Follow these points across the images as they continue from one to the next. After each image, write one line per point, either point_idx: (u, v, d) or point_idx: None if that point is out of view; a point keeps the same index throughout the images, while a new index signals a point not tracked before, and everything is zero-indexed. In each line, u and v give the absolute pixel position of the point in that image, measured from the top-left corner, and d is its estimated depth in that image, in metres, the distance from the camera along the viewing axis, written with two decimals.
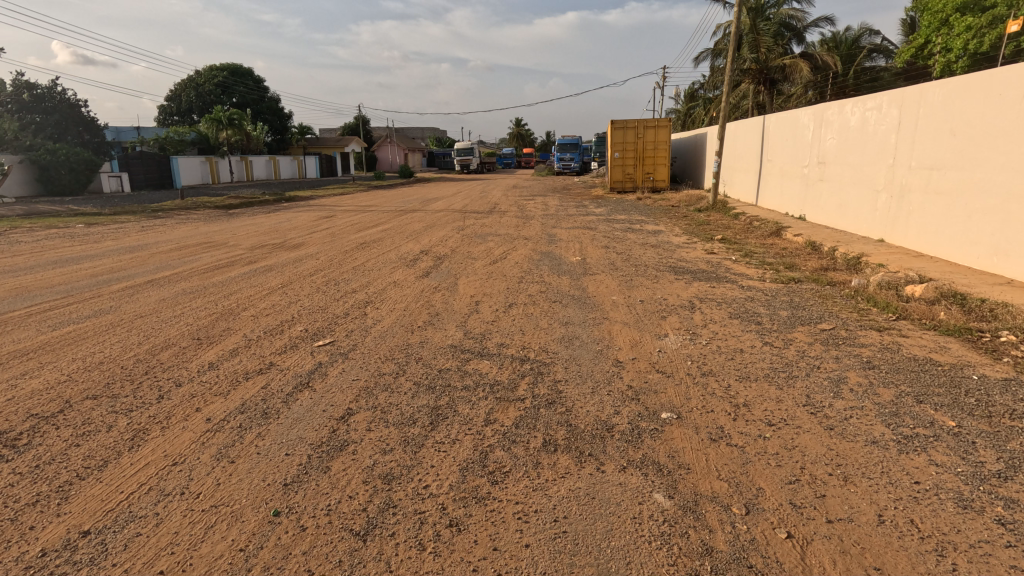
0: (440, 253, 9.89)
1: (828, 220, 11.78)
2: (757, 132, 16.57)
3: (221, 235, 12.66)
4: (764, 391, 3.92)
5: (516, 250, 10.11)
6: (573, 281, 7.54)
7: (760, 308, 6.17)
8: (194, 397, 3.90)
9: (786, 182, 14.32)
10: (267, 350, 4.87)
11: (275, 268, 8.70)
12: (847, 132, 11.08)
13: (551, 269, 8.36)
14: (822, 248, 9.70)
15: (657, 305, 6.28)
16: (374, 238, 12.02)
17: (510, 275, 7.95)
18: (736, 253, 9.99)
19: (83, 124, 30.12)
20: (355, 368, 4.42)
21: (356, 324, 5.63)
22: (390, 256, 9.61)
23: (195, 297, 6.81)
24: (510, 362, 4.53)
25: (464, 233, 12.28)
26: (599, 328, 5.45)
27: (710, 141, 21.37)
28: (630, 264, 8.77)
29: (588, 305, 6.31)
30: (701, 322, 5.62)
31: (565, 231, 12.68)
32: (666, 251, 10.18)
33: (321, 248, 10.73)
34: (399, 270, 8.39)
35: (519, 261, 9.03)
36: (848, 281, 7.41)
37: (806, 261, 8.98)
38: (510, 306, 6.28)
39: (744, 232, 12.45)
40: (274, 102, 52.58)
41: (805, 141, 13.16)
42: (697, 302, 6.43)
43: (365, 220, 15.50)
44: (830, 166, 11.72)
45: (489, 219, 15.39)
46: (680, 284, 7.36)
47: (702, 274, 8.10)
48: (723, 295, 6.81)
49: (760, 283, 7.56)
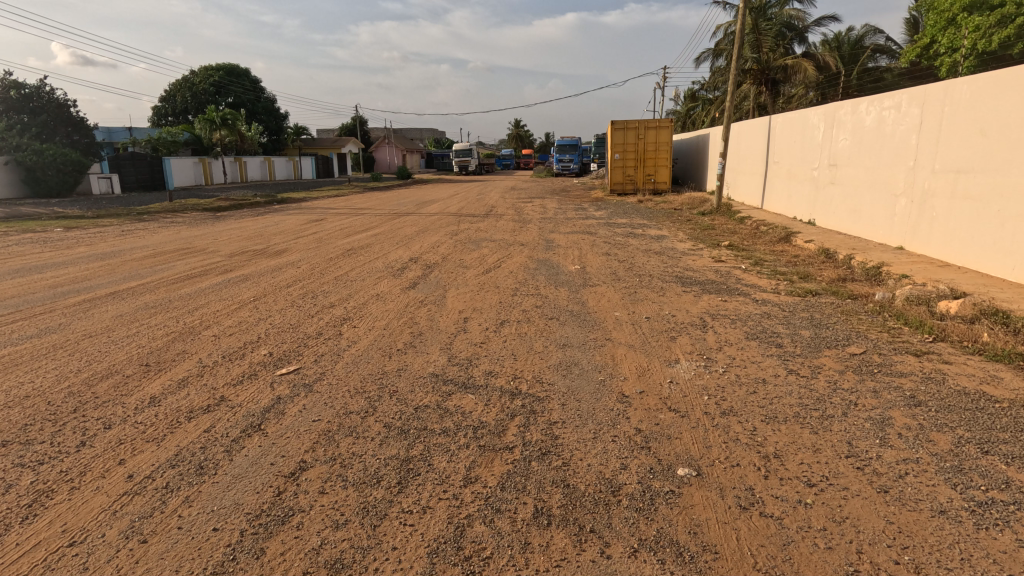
0: (430, 261, 9.30)
1: (841, 225, 11.18)
2: (763, 132, 15.98)
3: (202, 240, 12.07)
4: (796, 437, 3.31)
5: (511, 258, 9.51)
6: (572, 294, 6.93)
7: (779, 327, 5.57)
8: (121, 445, 3.28)
9: (794, 184, 13.71)
10: (222, 381, 4.25)
11: (252, 278, 8.11)
12: (861, 133, 10.48)
13: (548, 280, 7.76)
14: (837, 256, 9.10)
15: (664, 323, 5.68)
16: (363, 244, 11.41)
17: (503, 286, 7.36)
18: (746, 262, 9.39)
19: (73, 125, 29.52)
20: (318, 406, 3.80)
21: (328, 347, 5.02)
22: (377, 265, 9.00)
23: (156, 313, 6.19)
24: (498, 396, 3.92)
25: (457, 239, 11.70)
26: (601, 352, 4.84)
27: (712, 142, 20.77)
28: (633, 273, 8.17)
29: (588, 323, 5.70)
30: (715, 345, 5.01)
31: (564, 236, 12.09)
32: (671, 258, 9.58)
33: (304, 255, 10.12)
34: (384, 280, 7.78)
35: (514, 270, 8.44)
36: (871, 294, 6.81)
37: (822, 270, 8.37)
38: (502, 324, 5.68)
39: (752, 238, 11.86)
40: (269, 103, 52.00)
41: (814, 142, 12.59)
42: (708, 320, 5.83)
43: (355, 224, 14.91)
44: (843, 168, 11.13)
45: (485, 223, 14.81)
46: (688, 298, 6.76)
47: (711, 285, 7.50)
48: (737, 310, 6.21)
49: (774, 296, 6.95)
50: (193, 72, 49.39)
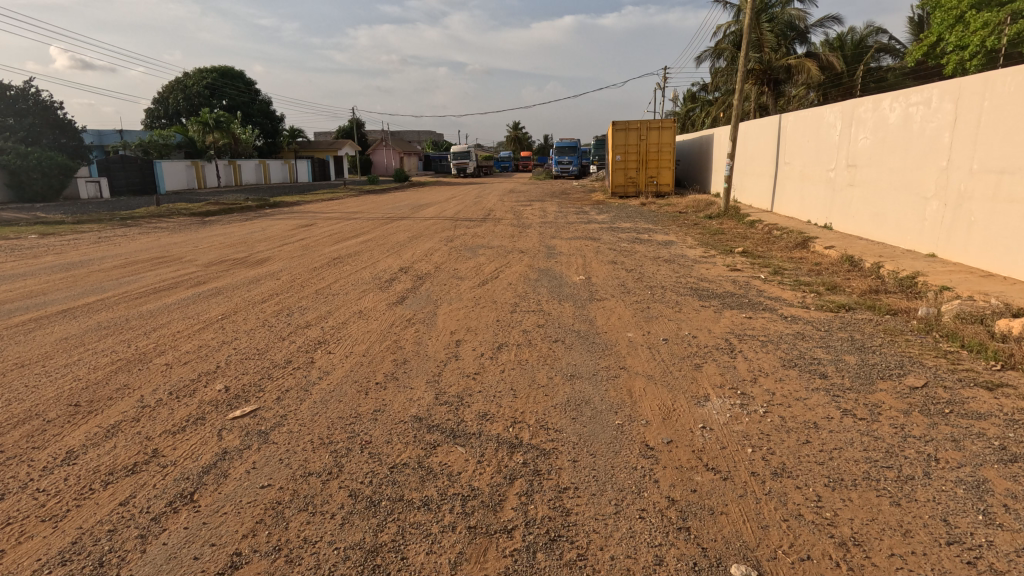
0: (422, 271, 8.58)
1: (862, 230, 10.48)
2: (773, 132, 15.31)
3: (182, 248, 11.34)
4: (875, 513, 2.59)
5: (510, 267, 8.79)
6: (577, 310, 6.22)
7: (819, 351, 4.84)
8: (5, 528, 2.53)
9: (808, 186, 13.00)
10: (159, 428, 3.50)
11: (224, 291, 7.37)
12: (884, 131, 9.79)
13: (551, 293, 7.05)
14: (863, 265, 8.39)
15: (685, 347, 4.95)
16: (351, 252, 10.67)
17: (501, 301, 6.64)
18: (764, 270, 8.67)
19: (60, 127, 28.77)
20: (270, 464, 3.05)
21: (295, 379, 4.28)
22: (365, 276, 8.28)
23: (107, 334, 5.46)
24: (494, 450, 3.19)
25: (453, 245, 10.98)
26: (616, 386, 4.11)
27: (717, 143, 20.08)
28: (643, 284, 7.45)
29: (597, 347, 4.97)
30: (748, 376, 4.28)
31: (566, 243, 11.37)
32: (683, 267, 8.86)
33: (287, 264, 9.39)
34: (369, 294, 7.07)
35: (513, 281, 7.72)
36: (913, 309, 6.09)
37: (849, 281, 7.67)
38: (500, 348, 4.96)
39: (766, 243, 11.15)
40: (264, 105, 51.27)
41: (830, 141, 11.89)
42: (736, 343, 5.10)
43: (345, 230, 14.19)
44: (864, 169, 10.44)
45: (482, 228, 14.09)
46: (708, 314, 6.04)
47: (732, 298, 6.78)
48: (765, 330, 5.49)
49: (804, 311, 6.23)
50: (187, 73, 48.70)
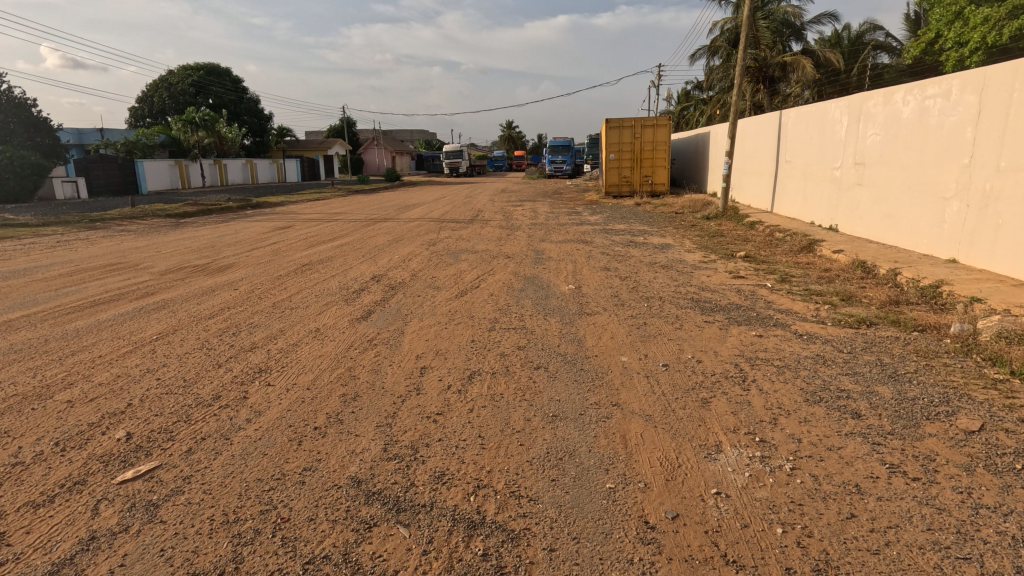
0: (396, 279, 7.82)
1: (872, 232, 9.80)
2: (773, 129, 14.62)
3: (143, 253, 10.54)
4: None
5: (493, 275, 8.04)
6: (564, 327, 5.46)
7: (846, 380, 4.11)
8: None
9: (811, 185, 12.31)
10: (19, 500, 2.72)
11: (171, 304, 6.59)
12: (896, 126, 9.11)
13: (535, 305, 6.31)
14: (879, 272, 7.68)
15: (688, 376, 4.20)
16: (324, 257, 9.90)
17: (479, 315, 5.89)
18: (770, 278, 7.96)
19: (35, 125, 27.82)
20: (145, 560, 2.28)
21: (217, 424, 3.50)
22: (333, 285, 7.51)
23: (14, 360, 4.68)
24: (448, 534, 2.44)
25: (434, 250, 10.24)
26: (607, 430, 3.37)
27: (714, 141, 19.36)
28: (639, 295, 6.72)
29: (586, 376, 4.22)
30: (766, 415, 3.55)
31: (556, 247, 10.62)
32: (681, 274, 8.13)
33: (251, 272, 8.62)
34: (332, 308, 6.31)
35: (495, 291, 6.98)
36: (944, 325, 5.37)
37: (865, 290, 6.98)
38: (472, 377, 4.21)
39: (769, 247, 10.47)
40: (252, 104, 50.32)
41: (835, 138, 11.21)
42: (748, 369, 4.36)
43: (323, 232, 13.41)
44: (873, 167, 9.76)
45: (468, 231, 13.33)
46: (713, 332, 5.30)
47: (738, 311, 6.05)
48: (779, 352, 4.76)
49: (820, 328, 5.50)
50: (172, 71, 47.66)
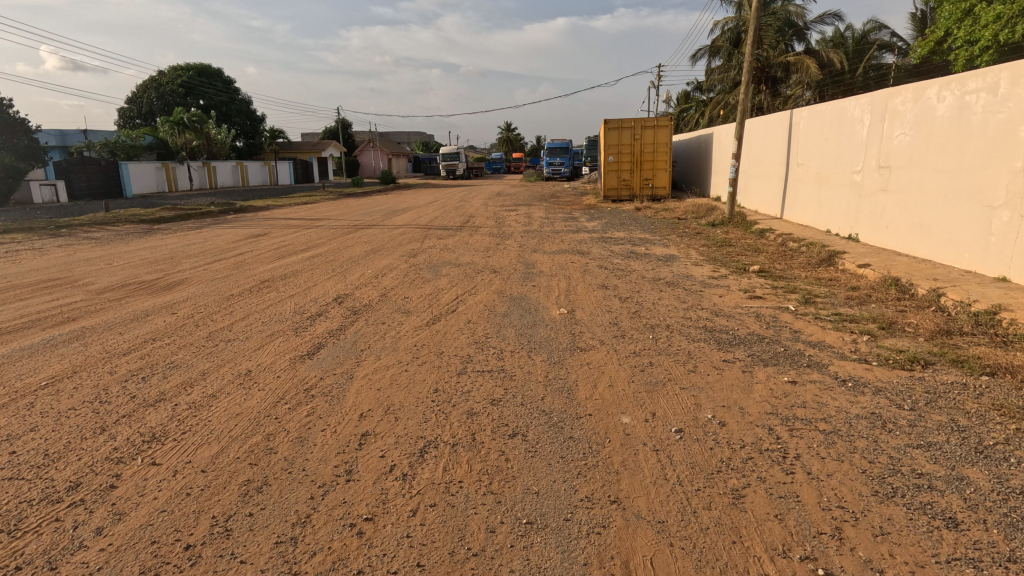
0: (361, 301, 6.80)
1: (900, 243, 8.80)
2: (783, 129, 13.64)
3: (92, 266, 9.53)
4: None
5: (475, 295, 7.02)
6: (551, 370, 4.44)
7: (921, 459, 3.08)
8: None
9: (828, 191, 11.31)
10: None
11: (87, 334, 5.55)
12: (930, 124, 8.13)
13: (519, 337, 5.30)
14: (917, 293, 6.69)
15: (710, 451, 3.17)
16: (291, 271, 8.88)
17: (449, 352, 4.88)
18: (792, 298, 6.95)
19: (12, 126, 26.78)
20: None
21: (51, 538, 2.47)
22: (286, 309, 6.48)
23: None
24: None
25: (413, 263, 9.23)
26: (603, 555, 2.36)
27: (719, 142, 18.34)
28: (643, 323, 5.70)
29: (576, 451, 3.20)
30: (825, 525, 2.53)
31: (548, 258, 9.63)
32: (689, 293, 7.14)
33: (202, 290, 7.61)
34: (278, 340, 5.30)
35: (473, 317, 5.98)
36: (1019, 367, 4.33)
37: (906, 316, 5.96)
38: (423, 454, 3.18)
39: (784, 259, 9.47)
40: (244, 105, 49.42)
41: (855, 139, 10.22)
42: (787, 437, 3.35)
43: (299, 241, 12.43)
44: (901, 171, 8.77)
45: (455, 239, 12.31)
46: (734, 377, 4.28)
47: (760, 346, 5.05)
48: (822, 409, 3.74)
49: (865, 369, 4.49)
50: (162, 72, 46.74)
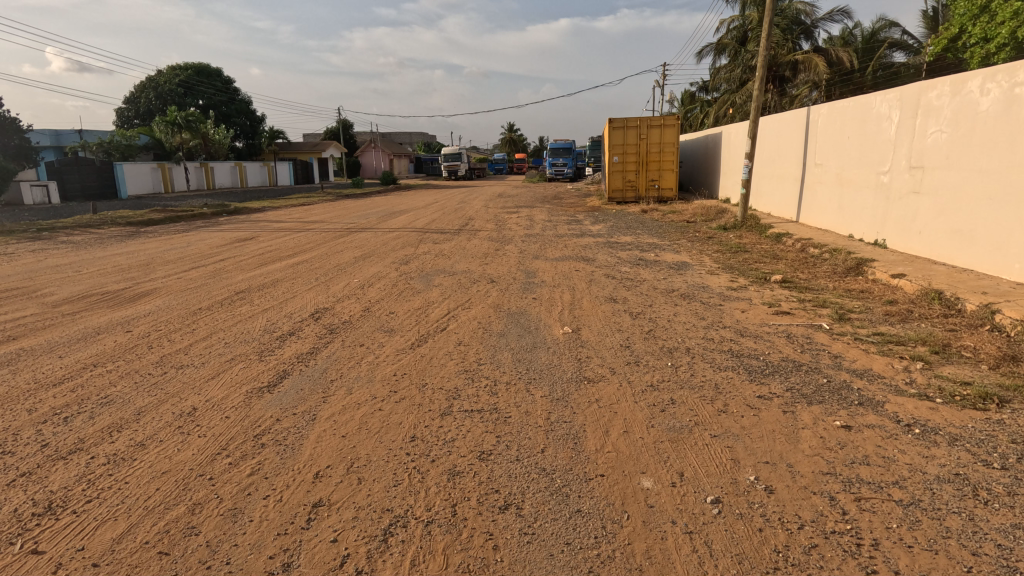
0: (342, 316, 6.09)
1: (935, 250, 8.06)
2: (800, 127, 12.88)
3: (58, 274, 8.84)
4: None
5: (468, 309, 6.29)
6: (554, 409, 3.71)
7: None
8: None
9: (850, 193, 10.57)
10: None
11: (22, 359, 4.84)
12: (971, 120, 7.39)
13: (516, 363, 4.57)
14: (965, 309, 5.95)
15: (761, 536, 2.44)
16: (270, 280, 8.15)
17: (435, 383, 4.16)
18: (822, 314, 6.22)
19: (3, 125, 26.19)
20: None
21: None
22: (255, 326, 5.75)
23: None
24: None
25: (405, 271, 8.54)
26: None
27: (729, 142, 17.60)
28: (659, 346, 4.96)
29: (586, 534, 2.47)
30: None
31: (551, 266, 8.92)
32: (708, 308, 6.42)
33: (168, 302, 6.90)
34: (238, 366, 4.58)
35: (466, 337, 5.27)
36: None
37: (959, 338, 5.21)
38: (388, 538, 2.46)
39: (807, 267, 8.72)
40: (243, 105, 48.90)
41: (882, 137, 9.47)
42: (856, 512, 2.61)
43: (286, 245, 11.73)
44: (936, 171, 8.03)
45: (451, 244, 11.59)
46: (775, 421, 3.54)
47: (799, 377, 4.31)
48: (892, 468, 2.99)
49: (929, 410, 3.73)
50: (159, 71, 45.85)
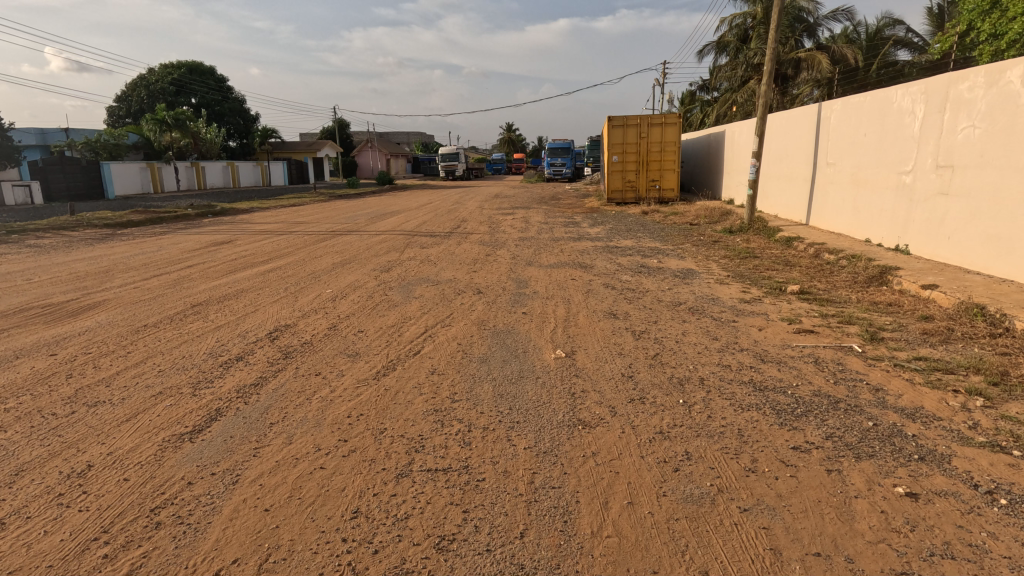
0: (304, 336, 5.35)
1: (967, 258, 7.32)
2: (810, 124, 12.12)
3: (7, 281, 8.11)
4: None
5: (449, 327, 5.53)
6: (540, 468, 2.95)
7: None
8: None
9: (866, 194, 9.83)
10: None
11: None
12: (1011, 113, 6.63)
13: (497, 399, 3.81)
14: (1015, 327, 5.19)
15: None
16: (235, 291, 7.39)
17: (395, 428, 3.39)
18: (851, 332, 5.45)
19: None
20: None
21: None
22: (202, 348, 5.00)
23: None
24: None
25: (384, 280, 7.78)
26: None
27: (733, 140, 16.80)
28: (666, 377, 4.19)
29: None
30: None
31: (545, 273, 8.17)
32: (720, 324, 5.67)
33: (113, 316, 6.15)
34: (164, 404, 3.80)
35: (441, 363, 4.51)
36: None
37: (1017, 366, 4.43)
38: None
39: (824, 275, 7.99)
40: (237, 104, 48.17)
41: (905, 132, 8.72)
42: None
43: (264, 250, 10.99)
44: (969, 170, 7.27)
45: (440, 248, 10.86)
46: (821, 487, 2.78)
47: (840, 420, 3.54)
48: (987, 566, 2.23)
49: (1010, 469, 2.96)
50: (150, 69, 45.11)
